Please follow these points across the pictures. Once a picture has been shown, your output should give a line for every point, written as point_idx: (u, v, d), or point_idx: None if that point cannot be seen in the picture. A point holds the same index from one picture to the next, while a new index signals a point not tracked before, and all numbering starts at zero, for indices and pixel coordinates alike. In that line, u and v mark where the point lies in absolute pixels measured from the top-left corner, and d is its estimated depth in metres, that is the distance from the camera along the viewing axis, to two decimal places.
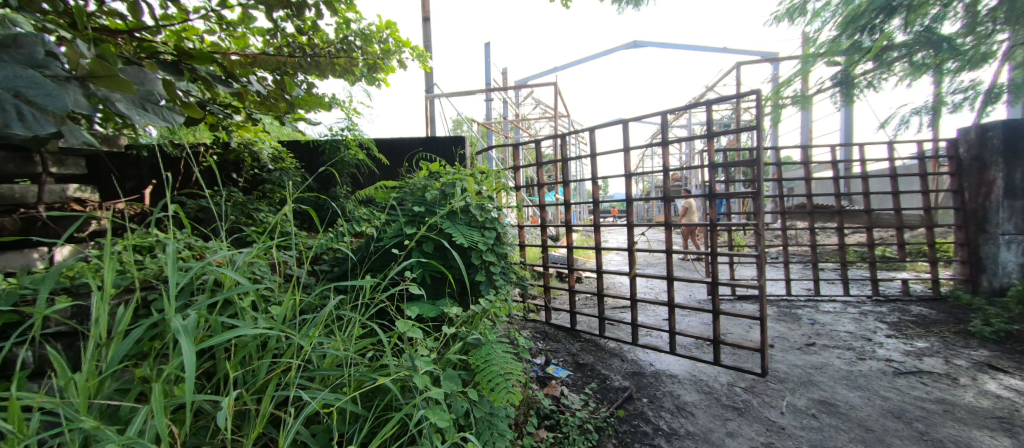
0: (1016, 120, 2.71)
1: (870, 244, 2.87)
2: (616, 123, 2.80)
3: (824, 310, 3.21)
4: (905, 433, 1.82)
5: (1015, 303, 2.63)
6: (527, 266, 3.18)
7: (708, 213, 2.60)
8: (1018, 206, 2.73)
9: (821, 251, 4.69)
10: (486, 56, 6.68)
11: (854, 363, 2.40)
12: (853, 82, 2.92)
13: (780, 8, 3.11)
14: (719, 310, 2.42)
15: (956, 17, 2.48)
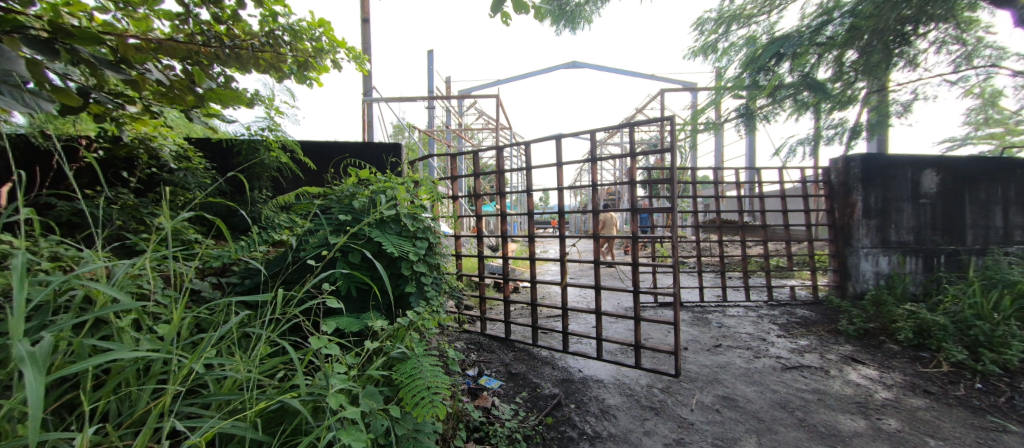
0: (870, 153, 3.26)
1: (766, 256, 3.27)
2: (550, 139, 2.91)
3: (730, 314, 3.58)
4: (789, 422, 2.08)
5: (870, 305, 3.16)
6: (463, 277, 3.16)
7: (632, 226, 2.79)
8: (872, 224, 3.27)
9: (729, 261, 5.26)
10: (431, 63, 6.60)
11: (751, 361, 2.70)
12: (754, 115, 3.30)
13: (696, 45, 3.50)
14: (640, 316, 2.60)
15: (828, 65, 2.94)
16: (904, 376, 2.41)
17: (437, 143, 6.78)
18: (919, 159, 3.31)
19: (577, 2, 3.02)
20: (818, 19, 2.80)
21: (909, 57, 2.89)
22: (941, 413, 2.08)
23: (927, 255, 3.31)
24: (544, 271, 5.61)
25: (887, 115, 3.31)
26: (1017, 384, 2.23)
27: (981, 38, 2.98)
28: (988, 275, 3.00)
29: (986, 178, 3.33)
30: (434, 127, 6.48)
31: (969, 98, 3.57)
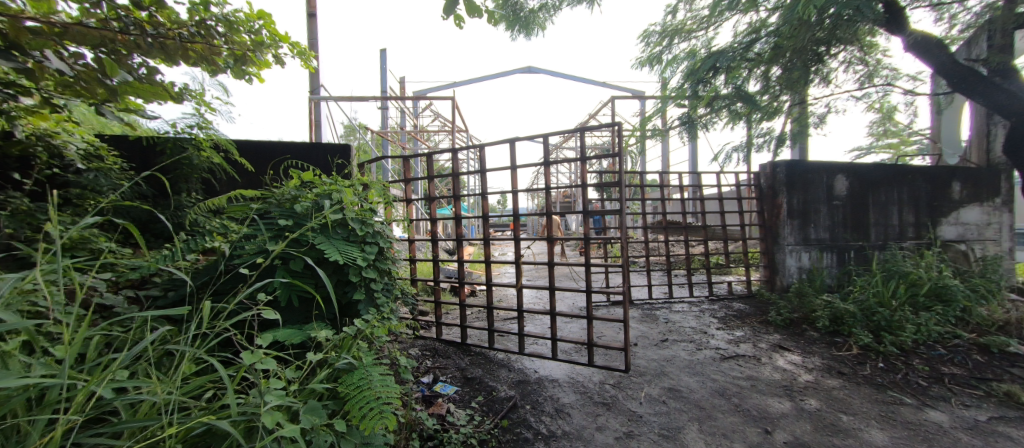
0: (792, 160, 3.61)
1: (707, 254, 3.50)
2: (504, 142, 2.93)
3: (676, 310, 3.81)
4: (727, 408, 2.24)
5: (795, 297, 3.51)
6: (417, 282, 3.10)
7: (584, 228, 2.88)
8: (795, 223, 3.61)
9: (675, 260, 5.60)
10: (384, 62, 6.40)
11: (694, 353, 2.88)
12: (695, 123, 3.53)
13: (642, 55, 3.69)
14: (592, 315, 2.68)
15: (757, 79, 3.22)
16: (822, 360, 2.69)
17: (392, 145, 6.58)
18: (833, 165, 3.71)
19: (531, 8, 3.08)
20: (747, 37, 3.07)
21: (823, 74, 3.25)
22: (851, 391, 2.34)
23: (839, 251, 3.72)
24: (501, 273, 5.65)
25: (806, 126, 3.70)
26: (909, 362, 2.57)
27: (879, 60, 3.42)
28: (887, 267, 3.44)
29: (885, 182, 3.81)
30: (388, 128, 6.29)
31: (870, 112, 4.09)
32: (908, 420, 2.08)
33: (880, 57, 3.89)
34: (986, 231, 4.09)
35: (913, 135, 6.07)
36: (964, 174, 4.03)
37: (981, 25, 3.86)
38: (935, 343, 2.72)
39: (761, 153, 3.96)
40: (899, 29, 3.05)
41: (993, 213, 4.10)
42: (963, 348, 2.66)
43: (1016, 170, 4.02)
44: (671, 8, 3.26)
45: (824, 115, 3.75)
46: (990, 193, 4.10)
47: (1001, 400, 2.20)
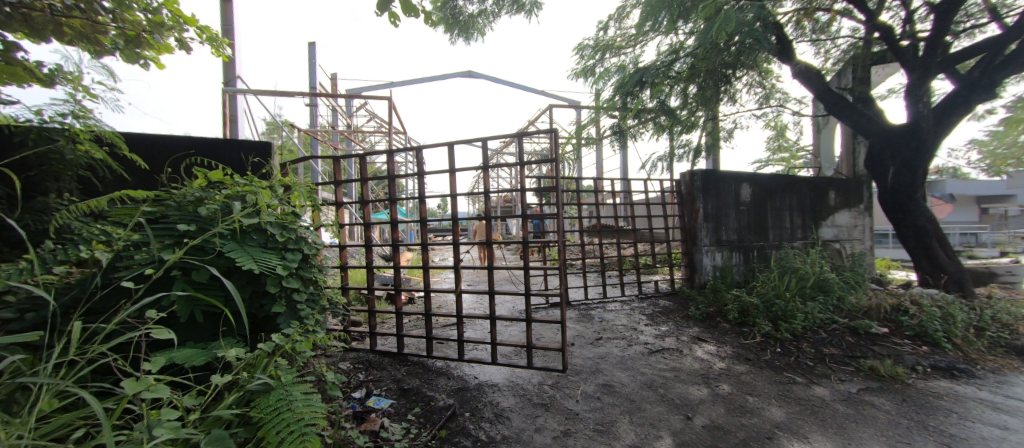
0: (706, 169, 4.02)
1: (636, 255, 3.75)
2: (442, 146, 2.90)
3: (609, 309, 4.02)
4: (654, 399, 2.40)
5: (710, 292, 3.89)
6: (348, 291, 2.92)
7: (522, 232, 2.93)
8: (710, 226, 4.00)
9: (609, 262, 5.92)
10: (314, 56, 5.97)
11: (625, 349, 3.06)
12: (625, 133, 3.77)
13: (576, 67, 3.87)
14: (530, 318, 2.74)
15: (677, 95, 3.55)
16: (733, 349, 3.00)
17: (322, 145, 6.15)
18: (739, 175, 4.19)
19: (470, 13, 3.10)
20: (668, 57, 3.37)
21: (731, 94, 3.67)
22: (756, 375, 2.64)
23: (745, 250, 4.20)
24: (441, 279, 5.53)
25: (717, 139, 4.15)
26: (799, 345, 2.97)
27: (773, 84, 3.96)
28: (781, 263, 3.96)
29: (780, 190, 4.39)
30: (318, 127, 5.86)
31: (768, 129, 4.72)
32: (800, 396, 2.39)
33: (774, 83, 4.51)
34: (854, 232, 4.90)
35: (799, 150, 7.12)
36: (838, 184, 4.80)
37: (848, 60, 4.66)
38: (818, 328, 3.18)
39: (681, 162, 4.36)
40: (788, 59, 3.56)
41: (858, 217, 4.93)
42: (838, 330, 3.14)
43: (873, 182, 4.87)
44: (602, 25, 3.49)
45: (731, 130, 4.25)
46: (855, 201, 4.92)
47: (866, 373, 2.63)
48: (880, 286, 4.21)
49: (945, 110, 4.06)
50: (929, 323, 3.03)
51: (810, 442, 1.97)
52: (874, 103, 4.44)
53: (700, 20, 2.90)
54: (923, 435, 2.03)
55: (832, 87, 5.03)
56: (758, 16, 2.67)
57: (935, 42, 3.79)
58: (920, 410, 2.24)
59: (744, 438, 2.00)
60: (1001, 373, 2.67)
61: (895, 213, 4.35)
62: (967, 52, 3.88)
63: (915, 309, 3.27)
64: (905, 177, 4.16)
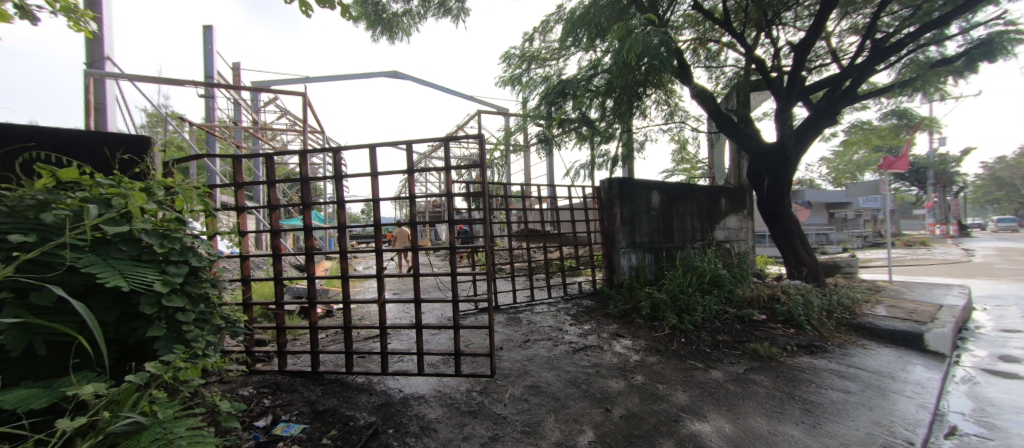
0: (622, 176, 4.32)
1: (561, 258, 3.91)
2: (363, 147, 2.76)
3: (536, 311, 4.13)
4: (577, 395, 2.51)
5: (626, 291, 4.21)
6: (250, 307, 2.60)
7: (450, 237, 2.90)
8: (626, 229, 4.30)
9: (537, 265, 6.10)
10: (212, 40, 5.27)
11: (551, 350, 3.16)
12: (551, 140, 3.94)
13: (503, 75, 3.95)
14: (458, 325, 2.70)
15: (596, 107, 3.82)
16: (646, 342, 3.27)
17: (222, 142, 5.43)
18: (650, 182, 4.60)
19: (393, 11, 3.01)
20: (588, 71, 3.64)
21: (642, 109, 4.06)
22: (665, 364, 2.91)
23: (656, 251, 4.62)
24: (364, 289, 5.21)
25: (631, 150, 4.55)
26: (699, 334, 3.34)
27: (677, 102, 4.45)
28: (685, 262, 4.43)
29: (684, 197, 4.93)
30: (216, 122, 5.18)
31: (674, 143, 5.29)
32: (700, 380, 2.69)
33: (677, 102, 5.08)
34: (741, 233, 5.71)
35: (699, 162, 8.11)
36: (728, 192, 5.54)
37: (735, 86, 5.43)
38: (714, 318, 3.62)
39: (601, 170, 4.68)
40: (687, 83, 4.03)
41: (743, 221, 5.76)
42: (729, 319, 3.60)
43: (752, 191, 5.71)
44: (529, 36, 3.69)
45: (642, 142, 4.69)
46: (740, 207, 5.74)
47: (751, 355, 3.06)
48: (761, 279, 4.95)
49: (804, 132, 4.91)
50: (795, 309, 3.63)
51: (709, 420, 2.22)
52: (753, 124, 5.21)
53: (615, 40, 3.17)
54: (792, 404, 2.41)
55: (723, 108, 5.81)
56: (662, 42, 2.98)
57: (795, 76, 4.57)
58: (790, 383, 2.66)
59: (655, 423, 2.18)
60: (843, 346, 3.29)
61: (767, 218, 5.16)
62: (817, 87, 4.75)
63: (784, 297, 3.89)
64: (776, 188, 4.96)
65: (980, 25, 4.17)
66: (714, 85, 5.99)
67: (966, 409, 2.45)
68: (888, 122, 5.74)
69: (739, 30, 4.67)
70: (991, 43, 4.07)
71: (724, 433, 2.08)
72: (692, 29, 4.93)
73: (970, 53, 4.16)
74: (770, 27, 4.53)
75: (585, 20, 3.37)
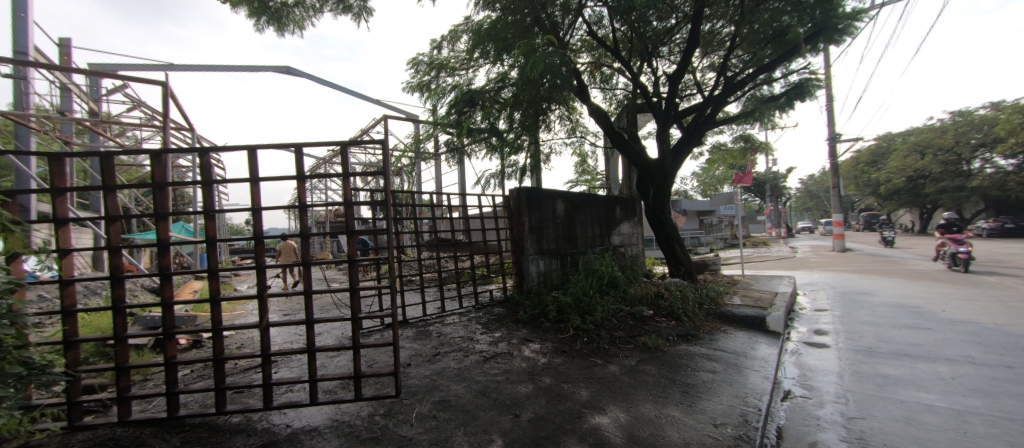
0: (529, 186, 4.47)
1: (471, 268, 3.89)
2: (241, 149, 2.43)
3: (447, 323, 4.05)
4: (487, 404, 2.47)
5: (534, 296, 4.36)
6: (73, 345, 2.04)
7: (350, 248, 2.59)
8: (534, 237, 4.43)
9: (448, 275, 6.00)
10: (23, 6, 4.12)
11: (461, 361, 3.10)
12: (461, 147, 3.93)
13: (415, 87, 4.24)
14: (358, 345, 2.48)
15: (505, 118, 3.98)
16: (552, 345, 3.43)
17: (38, 136, 4.26)
18: (554, 192, 4.86)
19: (282, 0, 2.72)
20: (497, 84, 3.87)
21: (547, 122, 4.33)
22: (569, 364, 3.08)
23: (561, 257, 4.89)
24: (243, 313, 4.50)
25: (537, 162, 4.79)
26: (599, 333, 3.62)
27: (577, 118, 4.89)
28: (586, 267, 4.79)
29: (584, 206, 5.34)
30: (29, 110, 4.05)
31: (575, 156, 5.74)
32: (600, 376, 2.90)
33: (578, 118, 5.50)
34: (633, 238, 6.42)
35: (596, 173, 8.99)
36: (622, 202, 6.18)
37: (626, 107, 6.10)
38: (611, 316, 3.96)
39: (511, 180, 4.84)
40: (584, 102, 4.42)
41: (634, 227, 6.48)
42: (623, 317, 3.98)
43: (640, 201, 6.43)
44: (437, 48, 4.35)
45: (548, 155, 5.03)
46: (632, 214, 6.43)
47: (641, 348, 3.42)
48: (649, 279, 5.59)
49: (680, 149, 5.71)
50: (675, 303, 4.18)
51: (607, 412, 2.38)
52: (640, 142, 5.89)
53: (519, 56, 3.34)
54: (674, 389, 2.72)
55: (616, 126, 6.50)
56: (561, 62, 3.21)
57: (671, 101, 5.32)
58: (672, 370, 3.02)
59: (559, 422, 2.24)
60: (711, 333, 3.87)
61: (653, 224, 5.82)
62: (687, 112, 5.55)
63: (666, 293, 4.45)
64: (660, 198, 5.65)
65: (793, 73, 5.34)
66: (610, 105, 6.69)
67: (795, 376, 3.06)
68: (739, 145, 7.00)
69: (627, 59, 5.30)
70: (801, 87, 5.22)
71: (619, 423, 2.24)
72: (589, 52, 5.54)
73: (789, 93, 5.31)
74: (652, 58, 5.20)
75: (491, 35, 3.66)
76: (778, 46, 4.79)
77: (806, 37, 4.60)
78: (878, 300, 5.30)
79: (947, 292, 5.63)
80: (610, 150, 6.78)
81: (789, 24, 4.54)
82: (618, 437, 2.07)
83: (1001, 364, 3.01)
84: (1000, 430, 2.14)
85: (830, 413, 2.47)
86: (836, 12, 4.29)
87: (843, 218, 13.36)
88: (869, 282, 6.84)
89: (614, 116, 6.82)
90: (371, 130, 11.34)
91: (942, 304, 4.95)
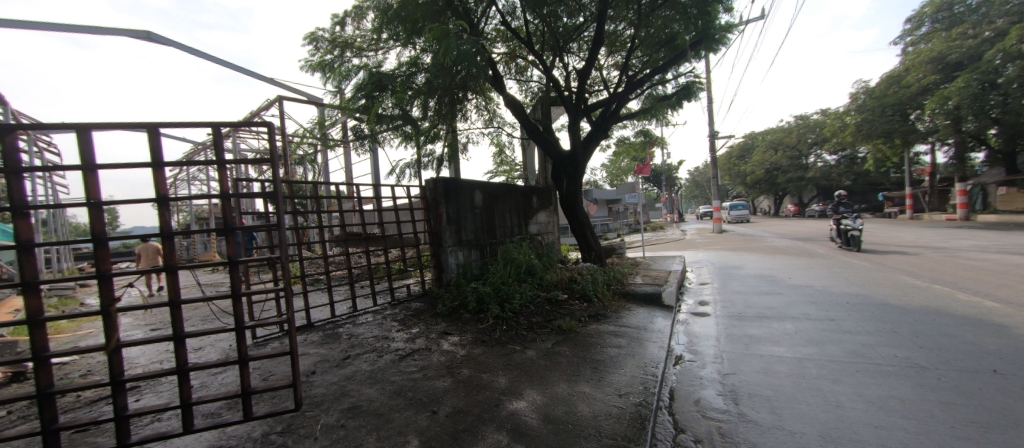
0: (447, 176, 4.38)
1: (386, 263, 3.70)
2: (67, 129, 1.91)
3: (359, 323, 3.80)
4: (402, 404, 2.33)
5: (453, 288, 4.31)
6: None
7: (229, 248, 2.22)
8: (452, 228, 4.36)
9: (360, 272, 5.64)
10: None
11: (375, 362, 2.93)
12: (374, 136, 4.02)
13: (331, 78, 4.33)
14: (246, 358, 2.15)
15: (418, 105, 3.94)
16: (471, 336, 3.45)
17: None
18: (473, 182, 4.84)
19: None
20: (409, 69, 3.78)
21: (462, 111, 4.31)
22: (488, 353, 3.11)
23: (480, 247, 4.91)
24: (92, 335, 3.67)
25: (454, 151, 4.75)
26: (517, 320, 3.73)
27: (492, 108, 4.95)
28: (505, 256, 4.89)
29: (502, 196, 5.43)
30: None
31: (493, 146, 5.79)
32: (518, 361, 2.98)
33: (494, 109, 5.53)
34: (549, 227, 6.74)
35: (515, 163, 9.19)
36: (539, 192, 6.43)
37: (541, 100, 6.33)
38: (529, 302, 4.11)
39: (427, 170, 4.74)
40: (499, 92, 4.52)
41: (551, 216, 6.80)
42: (541, 302, 4.16)
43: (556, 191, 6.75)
44: (339, 25, 4.32)
45: (465, 145, 5.08)
46: (548, 204, 6.72)
47: (556, 330, 3.61)
48: (564, 265, 5.94)
49: (590, 141, 6.10)
50: (586, 286, 4.49)
51: (525, 397, 2.44)
52: (555, 134, 6.15)
53: (431, 39, 3.24)
54: (586, 366, 2.92)
55: (532, 118, 6.71)
56: (474, 49, 3.17)
57: (581, 96, 5.64)
58: (584, 348, 3.24)
59: (478, 413, 2.22)
60: (617, 311, 4.25)
61: (568, 213, 6.16)
62: (595, 106, 5.91)
63: (579, 277, 4.76)
64: (573, 187, 5.99)
65: (682, 75, 6.04)
66: (527, 97, 6.89)
67: (686, 344, 3.50)
68: (639, 139, 7.76)
69: (539, 52, 5.48)
70: (688, 88, 5.93)
71: (535, 405, 2.33)
72: (503, 43, 5.65)
73: (678, 94, 5.98)
74: (563, 53, 5.43)
75: (400, 16, 3.50)
76: (669, 50, 5.38)
77: (693, 43, 5.19)
78: (746, 273, 6.35)
79: (793, 263, 7.00)
80: (527, 140, 7.07)
81: (678, 31, 5.11)
82: (534, 419, 2.14)
83: (827, 317, 3.83)
84: (829, 371, 2.71)
85: (711, 372, 2.87)
86: (714, 25, 4.97)
87: (721, 204, 15.73)
88: (740, 257, 8.17)
89: (529, 108, 7.05)
90: (260, 111, 9.96)
91: (789, 272, 6.13)
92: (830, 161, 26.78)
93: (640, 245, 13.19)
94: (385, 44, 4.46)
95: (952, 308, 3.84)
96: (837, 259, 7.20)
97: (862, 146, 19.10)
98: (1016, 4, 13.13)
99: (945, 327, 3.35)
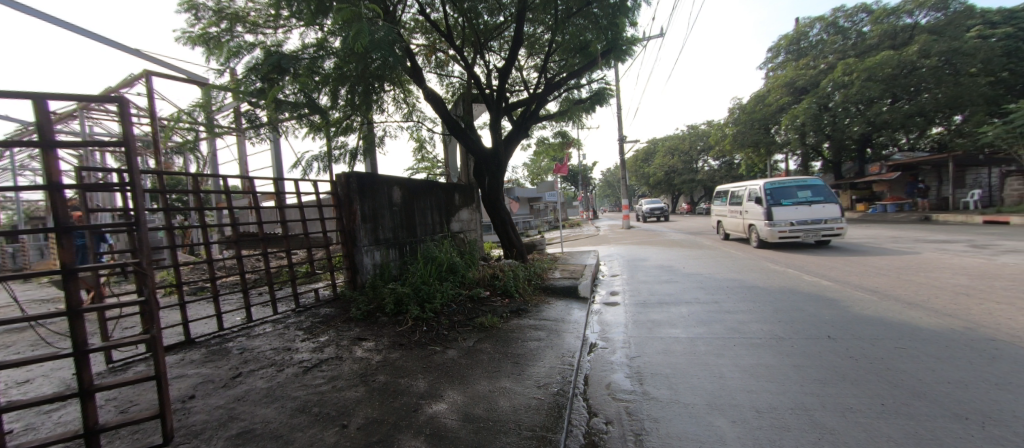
0: (361, 172, 4.09)
1: (289, 266, 3.33)
2: None
3: (254, 335, 3.38)
4: (305, 422, 2.11)
5: (369, 290, 4.06)
6: None
7: (63, 254, 1.73)
8: (368, 227, 4.09)
9: (256, 277, 5.01)
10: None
11: (273, 378, 2.63)
12: (273, 124, 3.60)
13: (216, 57, 3.76)
14: (92, 388, 1.73)
15: (326, 93, 3.65)
16: (389, 340, 3.29)
17: None
18: (390, 178, 4.61)
19: None
20: (315, 52, 3.52)
21: (376, 102, 4.07)
22: (406, 357, 3.00)
23: (398, 246, 4.70)
24: None
25: (368, 144, 4.47)
26: (438, 320, 3.66)
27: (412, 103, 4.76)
28: (425, 255, 4.77)
29: (423, 192, 5.28)
30: None
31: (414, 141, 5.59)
32: (438, 362, 2.93)
33: (413, 101, 5.32)
34: (471, 224, 6.74)
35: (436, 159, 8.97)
36: (461, 189, 6.39)
37: (463, 96, 6.33)
38: (451, 301, 4.06)
39: (339, 164, 4.38)
40: (418, 85, 4.39)
41: (473, 214, 6.80)
42: (462, 300, 4.14)
43: (478, 188, 6.78)
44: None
45: (380, 138, 4.91)
46: (470, 202, 6.71)
47: (477, 328, 3.64)
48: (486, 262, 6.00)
49: (512, 139, 6.23)
50: (508, 282, 4.61)
51: (445, 399, 2.40)
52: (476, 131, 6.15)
53: (340, 21, 2.98)
54: (506, 361, 2.98)
55: (454, 114, 6.61)
56: (390, 38, 3.01)
57: (502, 95, 5.72)
58: (505, 344, 3.31)
59: (394, 421, 2.10)
60: (537, 305, 4.42)
61: (489, 210, 6.22)
62: (516, 105, 6.06)
63: (501, 273, 4.85)
64: (495, 185, 6.06)
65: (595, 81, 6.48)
66: (448, 92, 6.79)
67: (599, 332, 3.78)
68: (557, 139, 8.15)
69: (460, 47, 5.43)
70: (601, 94, 6.38)
71: (456, 405, 2.30)
72: (423, 34, 5.48)
73: (591, 99, 6.41)
74: (483, 51, 5.44)
75: None
76: (583, 56, 5.75)
77: (604, 52, 5.57)
78: (650, 265, 7.08)
79: (686, 254, 8.01)
80: (448, 137, 7.00)
81: (590, 39, 5.47)
82: (454, 420, 2.11)
83: (712, 301, 4.44)
84: (712, 348, 3.14)
85: (619, 357, 3.14)
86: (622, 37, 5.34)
87: (630, 203, 17.34)
88: (645, 250, 9.10)
89: (450, 104, 6.96)
90: (120, 88, 8.28)
91: (683, 263, 7.01)
92: (717, 165, 31.26)
93: (559, 241, 13.96)
94: (285, 22, 4.03)
95: (800, 287, 4.75)
96: (720, 250, 8.42)
97: (740, 154, 22.63)
98: (841, 44, 16.75)
99: (796, 304, 4.11)
